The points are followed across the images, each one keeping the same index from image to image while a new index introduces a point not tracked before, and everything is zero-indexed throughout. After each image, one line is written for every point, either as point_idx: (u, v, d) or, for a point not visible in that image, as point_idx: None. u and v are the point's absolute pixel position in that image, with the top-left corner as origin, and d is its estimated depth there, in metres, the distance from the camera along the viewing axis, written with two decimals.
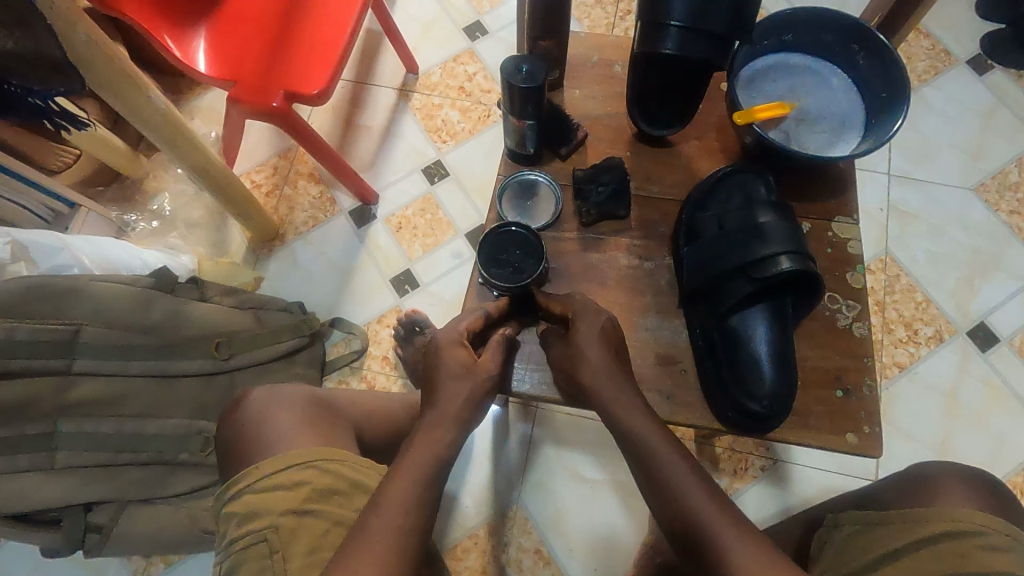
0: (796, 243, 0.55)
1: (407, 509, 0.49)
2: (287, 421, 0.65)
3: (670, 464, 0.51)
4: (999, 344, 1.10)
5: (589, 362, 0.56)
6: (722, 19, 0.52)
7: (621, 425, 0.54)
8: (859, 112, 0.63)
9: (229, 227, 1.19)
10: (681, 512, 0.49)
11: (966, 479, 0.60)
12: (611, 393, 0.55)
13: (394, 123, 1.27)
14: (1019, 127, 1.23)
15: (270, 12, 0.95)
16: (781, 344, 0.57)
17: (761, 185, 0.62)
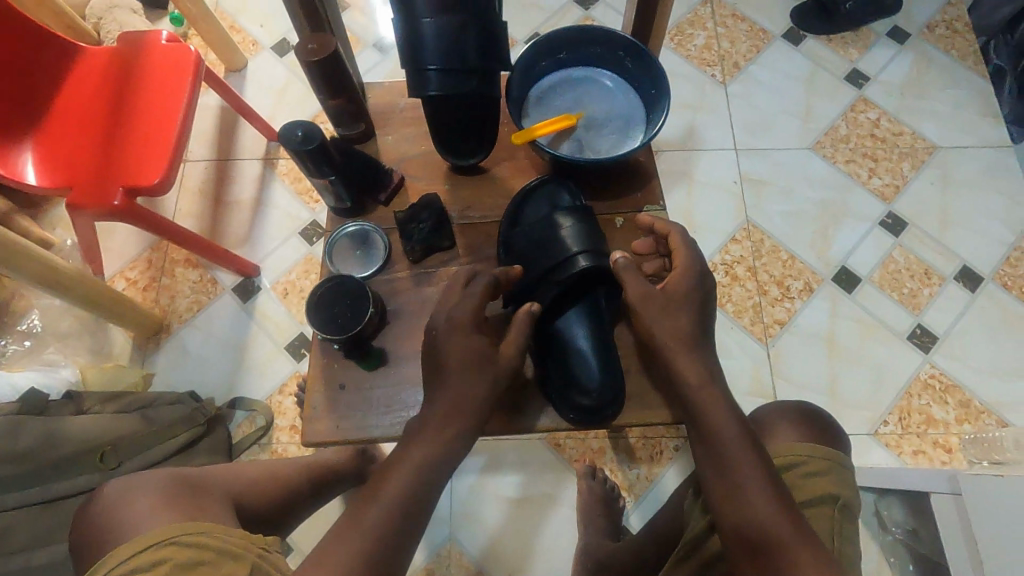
0: (591, 242, 0.62)
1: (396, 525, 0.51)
2: (144, 506, 0.63)
3: (740, 454, 0.56)
4: (861, 282, 1.18)
5: (671, 322, 0.60)
6: (474, 56, 0.56)
7: (700, 409, 0.58)
8: (639, 109, 0.69)
9: (110, 331, 1.16)
10: (743, 502, 0.54)
11: (793, 417, 0.72)
12: (694, 367, 0.59)
13: (263, 193, 1.27)
14: (838, 85, 1.35)
15: (98, 114, 0.96)
16: (599, 336, 0.64)
17: (565, 193, 0.68)
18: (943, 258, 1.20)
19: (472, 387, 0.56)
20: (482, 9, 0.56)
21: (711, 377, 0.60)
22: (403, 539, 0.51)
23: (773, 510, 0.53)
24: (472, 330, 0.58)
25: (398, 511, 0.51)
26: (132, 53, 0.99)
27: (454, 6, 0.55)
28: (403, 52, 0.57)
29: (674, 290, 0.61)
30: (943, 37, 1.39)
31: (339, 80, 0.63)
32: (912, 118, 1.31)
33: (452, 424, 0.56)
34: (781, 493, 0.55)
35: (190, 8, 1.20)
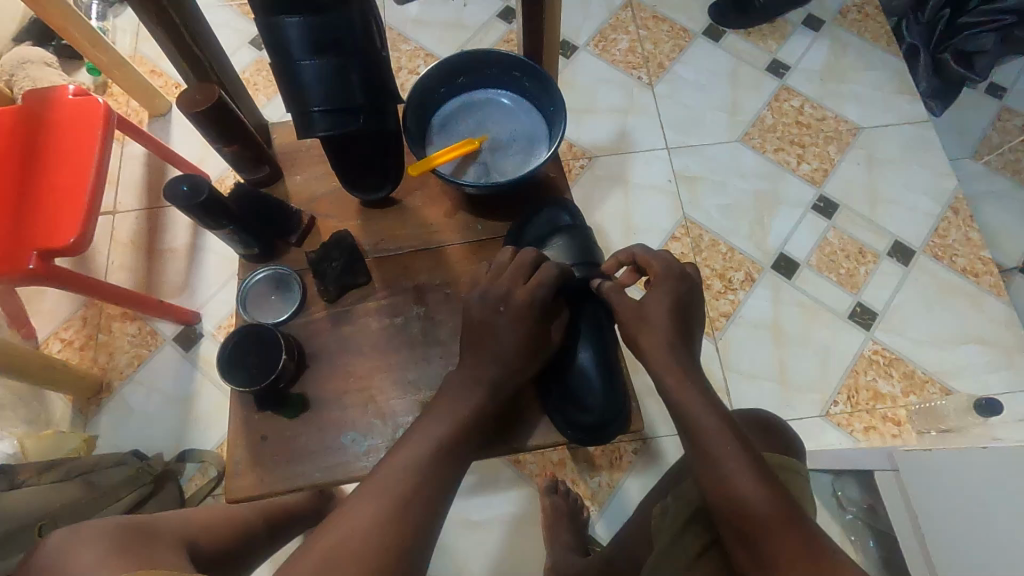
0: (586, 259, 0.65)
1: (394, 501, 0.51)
2: (89, 555, 0.50)
3: (723, 443, 0.57)
4: (800, 267, 1.21)
5: (651, 335, 0.62)
6: (359, 93, 0.56)
7: (677, 402, 0.60)
8: (541, 126, 0.69)
9: (48, 397, 1.12)
10: (727, 491, 0.55)
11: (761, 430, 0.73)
12: (667, 370, 0.60)
13: (197, 238, 1.25)
14: (761, 76, 1.38)
15: (4, 177, 0.93)
16: (602, 351, 0.64)
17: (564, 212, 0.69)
18: (875, 236, 1.23)
19: (520, 369, 0.59)
20: (362, 47, 0.56)
21: (693, 379, 0.60)
22: (439, 490, 0.53)
23: (766, 497, 0.53)
24: (529, 317, 0.59)
25: (429, 467, 0.53)
26: (38, 111, 0.97)
27: (331, 45, 0.54)
28: (287, 98, 0.56)
29: (654, 305, 0.63)
30: (855, 21, 1.43)
31: (230, 126, 0.62)
32: (833, 102, 1.35)
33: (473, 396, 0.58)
34: (767, 477, 0.55)
35: (102, 58, 1.17)
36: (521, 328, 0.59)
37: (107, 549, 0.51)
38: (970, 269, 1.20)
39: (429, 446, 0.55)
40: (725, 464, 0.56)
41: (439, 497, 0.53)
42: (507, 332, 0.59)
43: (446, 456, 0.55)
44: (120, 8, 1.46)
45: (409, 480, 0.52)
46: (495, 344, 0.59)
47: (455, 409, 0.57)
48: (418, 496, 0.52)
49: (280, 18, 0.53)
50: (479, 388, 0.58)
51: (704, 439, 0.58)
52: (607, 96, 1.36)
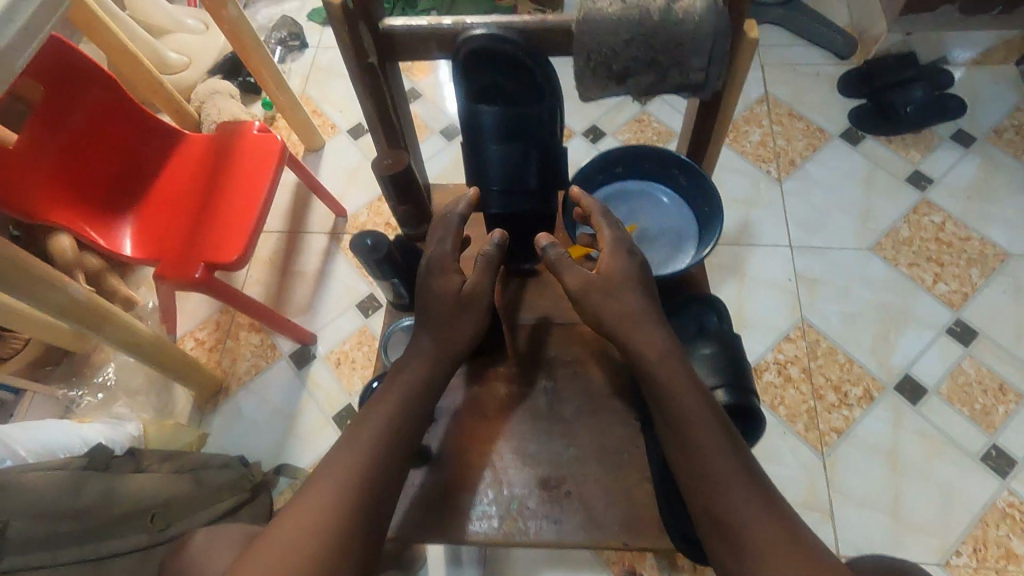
0: (735, 377, 0.60)
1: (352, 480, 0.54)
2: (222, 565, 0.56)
3: (713, 452, 0.53)
4: (927, 394, 1.12)
5: (621, 313, 0.60)
6: (533, 180, 0.63)
7: (671, 405, 0.56)
8: (692, 224, 0.71)
9: (174, 390, 1.23)
10: (717, 508, 0.51)
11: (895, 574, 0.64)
12: (650, 348, 0.58)
13: (326, 265, 1.35)
14: (900, 186, 1.33)
15: (191, 193, 1.06)
16: None
17: (714, 314, 0.66)
18: (1019, 373, 1.13)
19: (454, 332, 0.62)
20: (544, 138, 0.60)
21: (676, 363, 0.58)
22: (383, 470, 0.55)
23: (746, 488, 0.51)
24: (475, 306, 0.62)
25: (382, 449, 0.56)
26: (228, 141, 1.11)
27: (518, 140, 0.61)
28: (472, 172, 0.64)
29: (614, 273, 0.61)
30: (1011, 142, 1.36)
31: (410, 188, 0.68)
32: (979, 222, 1.28)
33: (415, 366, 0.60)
34: (759, 497, 0.51)
35: (281, 99, 1.31)
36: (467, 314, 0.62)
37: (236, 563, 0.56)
38: None
39: (378, 422, 0.57)
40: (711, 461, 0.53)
41: (386, 476, 0.55)
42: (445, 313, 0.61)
43: (398, 433, 0.57)
44: (297, 55, 1.66)
45: (369, 452, 0.55)
46: (445, 321, 0.62)
47: (396, 394, 0.59)
48: (372, 473, 0.54)
49: (479, 111, 0.59)
50: (416, 366, 0.60)
51: (685, 430, 0.55)
52: (732, 186, 1.36)
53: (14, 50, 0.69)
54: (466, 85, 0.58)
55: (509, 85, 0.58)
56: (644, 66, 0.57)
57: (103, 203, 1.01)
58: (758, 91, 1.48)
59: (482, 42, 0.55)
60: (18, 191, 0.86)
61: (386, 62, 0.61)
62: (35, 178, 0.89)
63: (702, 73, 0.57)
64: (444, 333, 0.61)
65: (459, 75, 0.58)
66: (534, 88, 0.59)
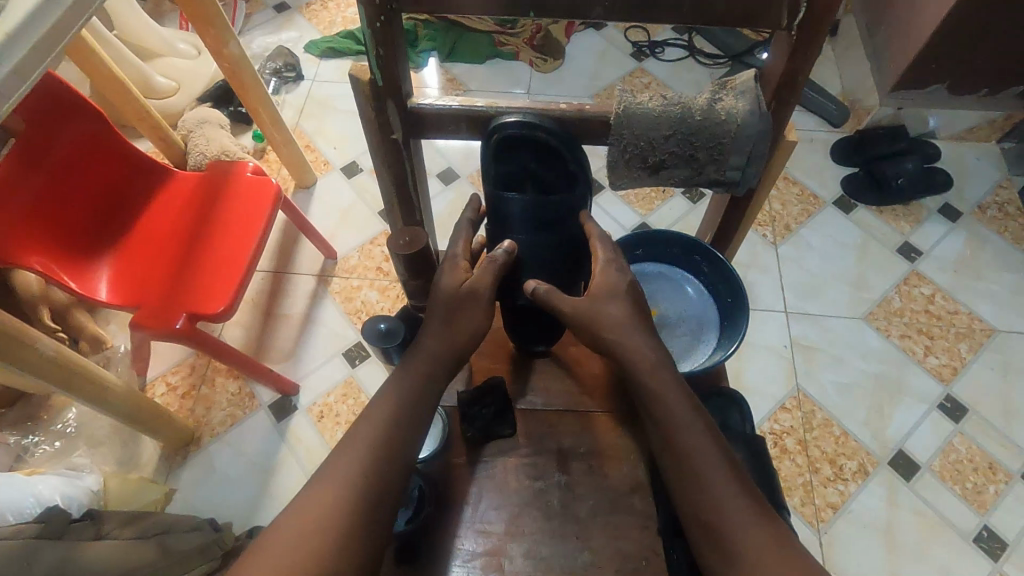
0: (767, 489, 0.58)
1: (349, 480, 0.51)
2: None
3: (703, 456, 0.53)
4: (921, 471, 1.12)
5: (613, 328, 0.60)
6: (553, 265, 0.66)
7: (660, 412, 0.56)
8: (713, 312, 0.69)
9: (141, 439, 1.14)
10: (708, 511, 0.51)
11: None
12: (640, 355, 0.58)
13: (313, 310, 1.29)
14: (891, 256, 1.35)
15: (176, 237, 1.00)
16: None
17: (738, 413, 0.64)
18: (1008, 452, 1.13)
19: (458, 332, 0.60)
20: (568, 227, 0.64)
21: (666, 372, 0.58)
22: (379, 474, 0.52)
23: (733, 490, 0.52)
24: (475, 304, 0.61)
25: (375, 454, 0.53)
26: (220, 182, 1.05)
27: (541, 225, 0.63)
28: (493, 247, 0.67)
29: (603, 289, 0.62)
30: (995, 218, 1.40)
31: (427, 268, 0.65)
32: (966, 296, 1.30)
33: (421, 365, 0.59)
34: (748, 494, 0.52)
35: (276, 136, 1.26)
36: (466, 315, 0.61)
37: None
38: None
39: (373, 427, 0.54)
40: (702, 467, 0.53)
41: (387, 470, 0.53)
42: (444, 312, 0.60)
43: (396, 423, 0.55)
44: (292, 87, 1.62)
45: (363, 443, 0.53)
46: (445, 322, 0.61)
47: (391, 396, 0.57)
48: (371, 468, 0.52)
49: (508, 196, 0.61)
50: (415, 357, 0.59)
51: (673, 436, 0.55)
52: None
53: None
54: (496, 167, 0.60)
55: (540, 169, 0.61)
56: (681, 160, 0.55)
57: (79, 244, 0.94)
58: None
59: (517, 131, 0.56)
60: None
61: (410, 138, 0.58)
62: (7, 217, 0.82)
63: (738, 171, 0.56)
64: (447, 335, 0.60)
65: (491, 155, 0.59)
66: (567, 174, 0.61)
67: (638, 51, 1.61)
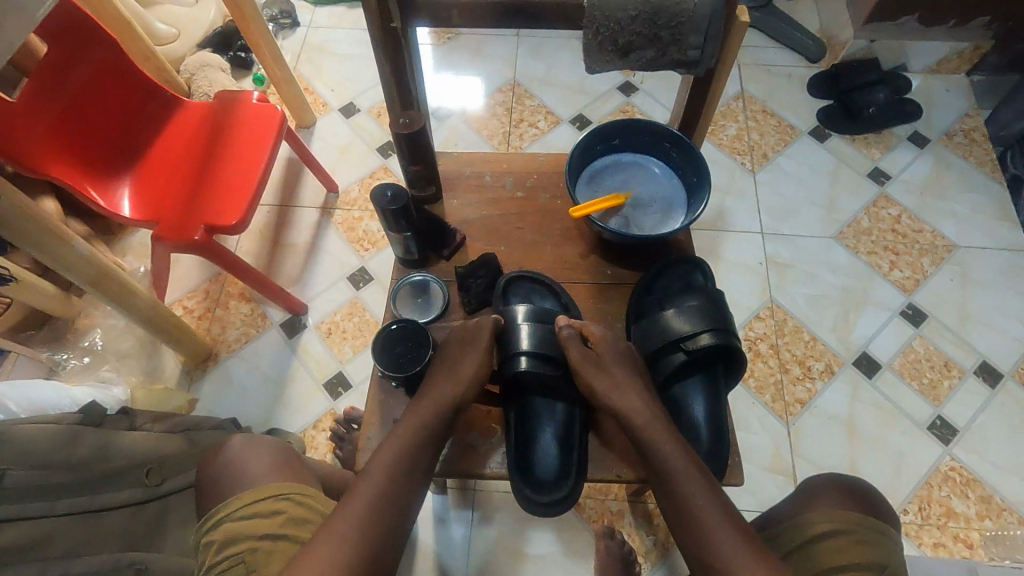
0: (719, 322, 0.67)
1: (372, 498, 0.56)
2: (262, 463, 0.66)
3: (687, 481, 0.58)
4: (882, 369, 1.22)
5: (612, 378, 0.66)
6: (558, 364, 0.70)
7: (647, 442, 0.61)
8: (682, 193, 0.77)
9: (163, 355, 1.23)
10: (694, 527, 0.56)
11: (842, 493, 0.71)
12: (631, 409, 0.63)
13: (317, 239, 1.37)
14: (861, 181, 1.43)
15: (189, 158, 1.07)
16: (714, 406, 0.68)
17: (699, 273, 0.76)
18: (962, 352, 1.24)
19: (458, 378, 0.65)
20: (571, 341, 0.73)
21: (657, 421, 0.63)
22: (405, 491, 0.58)
23: (717, 519, 0.56)
24: (477, 345, 0.67)
25: (403, 464, 0.59)
26: (228, 108, 1.12)
27: (547, 313, 0.70)
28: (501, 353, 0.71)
29: (607, 354, 0.67)
30: (961, 144, 1.48)
31: (419, 149, 0.73)
32: (930, 216, 1.39)
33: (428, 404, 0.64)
34: (730, 515, 0.56)
35: (277, 73, 1.32)
36: (471, 355, 0.67)
37: (274, 464, 0.66)
38: None
39: (393, 454, 0.60)
40: (688, 497, 0.57)
41: (408, 494, 0.58)
42: (456, 350, 0.68)
43: (412, 456, 0.60)
44: (289, 32, 1.67)
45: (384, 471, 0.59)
46: (447, 365, 0.67)
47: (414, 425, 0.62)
48: (390, 495, 0.57)
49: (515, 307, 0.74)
50: (426, 402, 0.64)
51: (656, 454, 0.60)
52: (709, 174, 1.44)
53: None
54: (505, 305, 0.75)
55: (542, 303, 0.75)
56: (647, 41, 0.63)
57: (102, 163, 1.02)
58: (735, 89, 1.57)
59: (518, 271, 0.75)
60: (18, 145, 0.86)
61: (408, 27, 0.66)
62: (36, 132, 0.89)
63: (697, 51, 0.63)
64: (446, 378, 0.65)
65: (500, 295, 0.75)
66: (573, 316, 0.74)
67: None
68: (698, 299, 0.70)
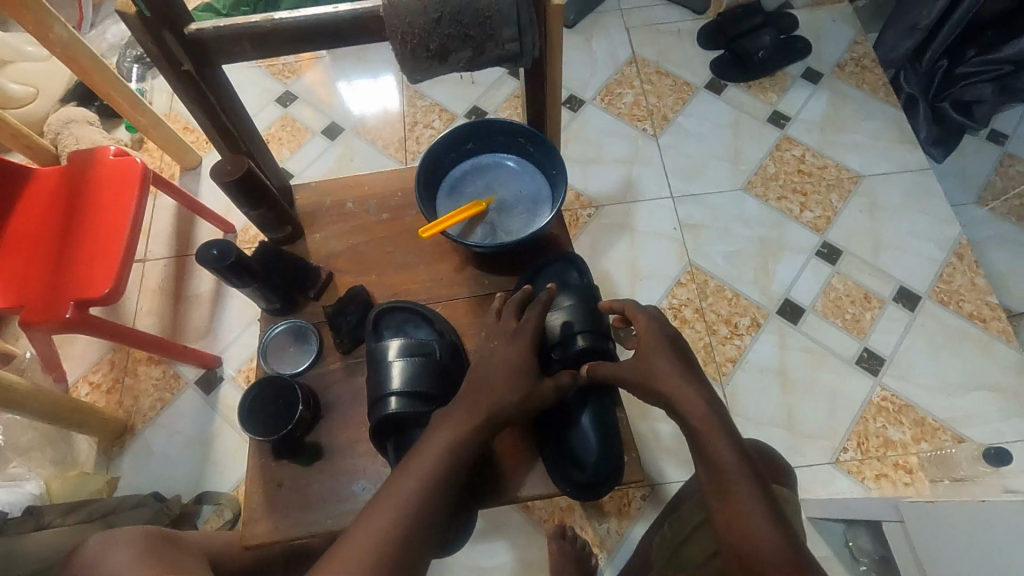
0: (591, 324, 0.68)
1: (393, 526, 0.52)
2: (123, 556, 0.62)
3: (738, 480, 0.56)
4: (806, 313, 1.22)
5: (660, 373, 0.63)
6: (434, 385, 0.63)
7: (702, 436, 0.59)
8: (545, 188, 0.74)
9: (74, 439, 1.16)
10: (739, 526, 0.54)
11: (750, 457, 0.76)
12: (693, 402, 0.61)
13: (220, 285, 1.31)
14: (762, 127, 1.43)
15: (49, 231, 1.00)
16: (600, 412, 0.69)
17: (574, 270, 0.74)
18: (880, 281, 1.25)
19: (501, 386, 0.60)
20: (450, 358, 0.66)
21: (716, 417, 0.60)
22: (432, 513, 0.54)
23: (763, 519, 0.54)
24: (505, 349, 0.63)
25: (429, 489, 0.54)
26: (83, 170, 1.05)
27: (421, 345, 0.65)
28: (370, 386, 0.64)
29: (654, 343, 0.65)
30: (853, 73, 1.48)
31: (257, 191, 0.68)
32: (833, 150, 1.39)
33: (472, 417, 0.58)
34: (779, 516, 0.55)
35: (141, 120, 1.23)
36: (499, 363, 0.62)
37: (138, 553, 0.63)
38: (978, 315, 1.20)
39: (417, 482, 0.54)
40: (740, 497, 0.55)
41: (433, 519, 0.54)
42: (493, 359, 0.62)
43: (439, 476, 0.55)
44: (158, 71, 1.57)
45: (410, 497, 0.54)
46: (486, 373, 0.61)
47: (436, 454, 0.56)
48: (412, 521, 0.53)
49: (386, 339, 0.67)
50: (466, 417, 0.58)
51: (706, 447, 0.59)
52: (612, 147, 1.42)
53: None
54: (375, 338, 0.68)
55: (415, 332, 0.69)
56: (460, 41, 0.59)
57: None
58: (626, 54, 1.54)
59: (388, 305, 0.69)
60: None
61: (204, 67, 0.60)
62: None
63: (516, 43, 0.60)
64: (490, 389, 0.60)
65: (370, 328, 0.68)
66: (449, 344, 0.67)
67: None
68: (570, 303, 0.70)
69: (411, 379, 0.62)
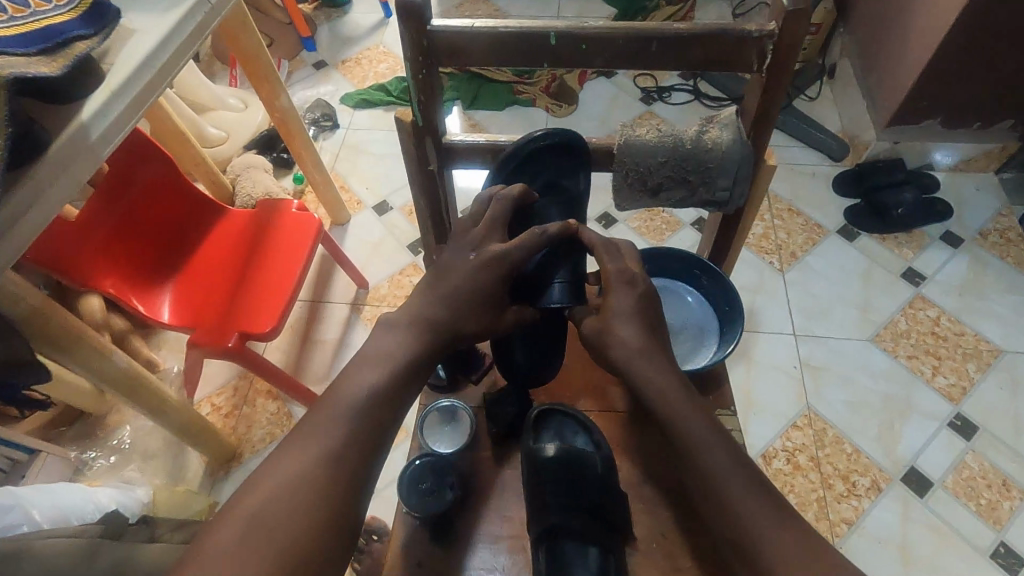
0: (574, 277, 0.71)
1: (306, 456, 0.54)
2: None
3: (712, 454, 0.60)
4: (934, 487, 1.14)
5: (619, 347, 0.66)
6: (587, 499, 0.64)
7: (668, 417, 0.62)
8: (713, 321, 0.77)
9: (187, 455, 1.23)
10: (724, 500, 0.58)
11: None
12: (657, 383, 0.64)
13: (345, 335, 1.39)
14: (895, 281, 1.41)
15: (229, 266, 1.11)
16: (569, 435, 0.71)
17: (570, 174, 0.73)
18: (1022, 469, 1.16)
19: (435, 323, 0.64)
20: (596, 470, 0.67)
21: (680, 389, 0.64)
22: (345, 450, 0.56)
23: (739, 485, 0.58)
24: (455, 297, 0.65)
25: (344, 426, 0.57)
26: (268, 216, 1.18)
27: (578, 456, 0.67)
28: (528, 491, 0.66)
29: (616, 309, 0.68)
30: (997, 244, 1.45)
31: None
32: (972, 318, 1.34)
33: (394, 362, 0.61)
34: (744, 471, 0.59)
35: (316, 177, 1.39)
36: (451, 312, 0.65)
37: None
38: None
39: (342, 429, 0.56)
40: (722, 480, 0.59)
41: (351, 455, 0.56)
42: (442, 299, 0.65)
43: (356, 411, 0.58)
44: (329, 134, 1.77)
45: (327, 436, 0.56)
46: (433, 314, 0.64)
47: (333, 412, 0.57)
48: (333, 452, 0.55)
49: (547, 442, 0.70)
50: (385, 366, 0.61)
51: (681, 428, 0.61)
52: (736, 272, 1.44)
53: (115, 126, 0.77)
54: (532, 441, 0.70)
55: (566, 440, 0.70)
56: (676, 183, 0.65)
57: (147, 272, 1.06)
58: None
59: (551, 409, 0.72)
60: None
61: (443, 167, 0.71)
62: (85, 248, 0.94)
63: (727, 192, 0.65)
64: (434, 328, 0.64)
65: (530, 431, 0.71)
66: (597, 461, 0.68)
67: (647, 95, 1.74)
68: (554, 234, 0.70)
69: (569, 492, 0.64)
